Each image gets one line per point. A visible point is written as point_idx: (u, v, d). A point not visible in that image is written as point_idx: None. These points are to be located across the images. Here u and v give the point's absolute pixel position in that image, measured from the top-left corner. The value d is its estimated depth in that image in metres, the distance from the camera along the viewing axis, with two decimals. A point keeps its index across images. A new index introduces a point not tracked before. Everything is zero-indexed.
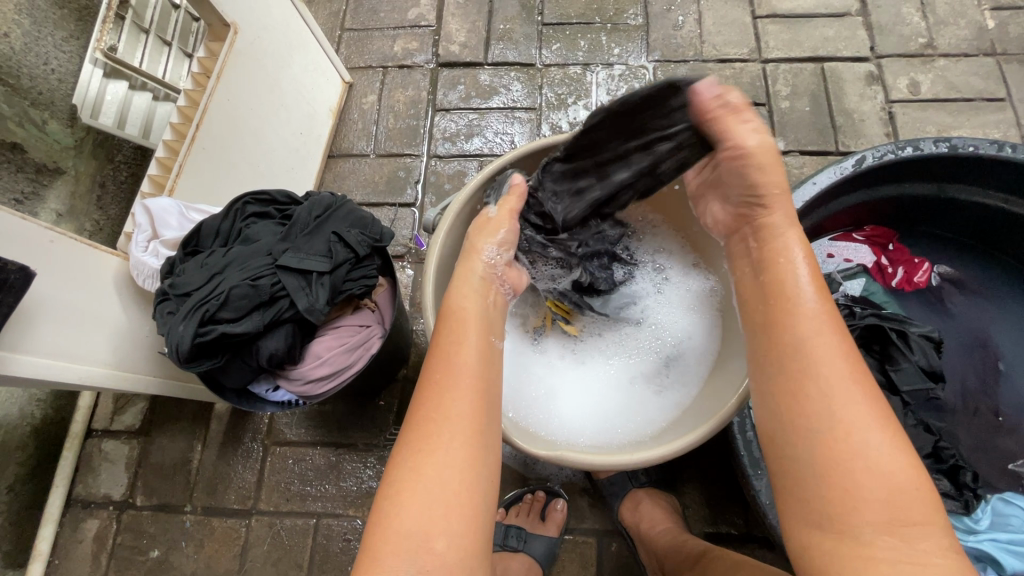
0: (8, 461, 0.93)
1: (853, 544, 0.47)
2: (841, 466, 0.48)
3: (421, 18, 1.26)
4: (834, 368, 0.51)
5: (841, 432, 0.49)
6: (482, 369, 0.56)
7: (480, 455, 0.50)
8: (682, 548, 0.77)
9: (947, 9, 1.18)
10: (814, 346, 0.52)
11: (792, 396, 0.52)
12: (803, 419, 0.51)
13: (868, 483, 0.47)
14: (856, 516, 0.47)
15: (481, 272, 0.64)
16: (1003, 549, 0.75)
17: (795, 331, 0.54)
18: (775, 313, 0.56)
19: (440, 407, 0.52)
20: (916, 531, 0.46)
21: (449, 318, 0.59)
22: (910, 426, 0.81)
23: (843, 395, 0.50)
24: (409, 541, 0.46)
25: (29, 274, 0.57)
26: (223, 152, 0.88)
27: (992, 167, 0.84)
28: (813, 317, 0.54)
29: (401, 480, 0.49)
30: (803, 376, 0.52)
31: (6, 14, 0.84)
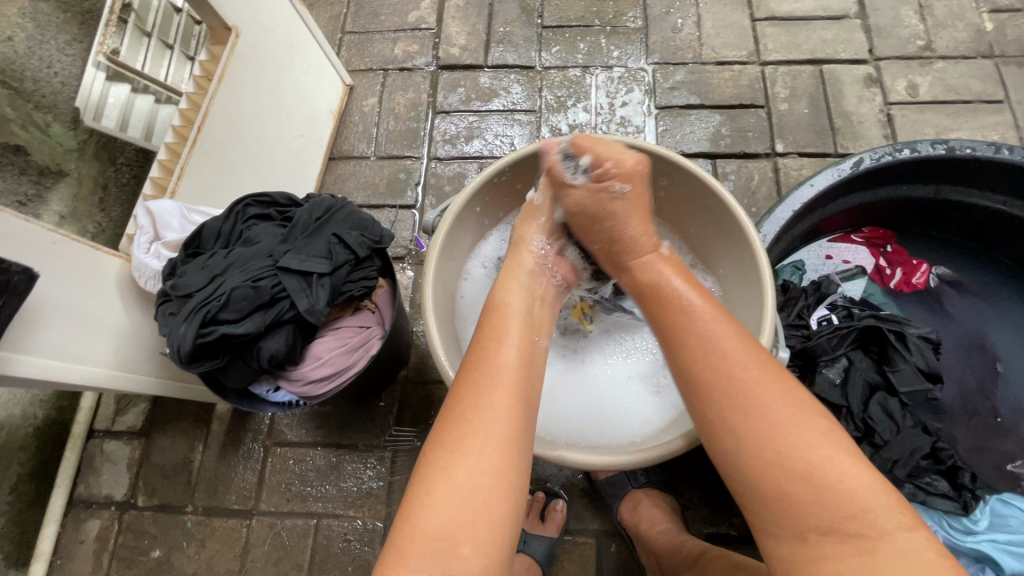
0: (10, 461, 0.93)
1: (802, 547, 0.47)
2: (773, 472, 0.48)
3: (421, 21, 1.27)
4: (744, 372, 0.52)
5: (759, 440, 0.49)
6: (524, 369, 0.55)
7: (513, 460, 0.49)
8: (682, 549, 0.78)
9: (946, 12, 1.18)
10: (712, 356, 0.53)
11: (708, 410, 0.52)
12: (726, 433, 0.51)
13: (802, 484, 0.47)
14: (799, 518, 0.47)
15: (529, 267, 0.66)
16: (1001, 550, 0.75)
17: (686, 349, 0.55)
18: (667, 335, 0.57)
19: (478, 407, 0.50)
20: (863, 524, 0.45)
21: (494, 314, 0.59)
22: (908, 427, 0.80)
23: (753, 402, 0.50)
24: (434, 544, 0.45)
25: (32, 275, 0.57)
26: (225, 154, 0.89)
27: (989, 169, 0.84)
28: (695, 332, 0.55)
29: (431, 480, 0.48)
30: (713, 390, 0.52)
31: (10, 18, 0.85)
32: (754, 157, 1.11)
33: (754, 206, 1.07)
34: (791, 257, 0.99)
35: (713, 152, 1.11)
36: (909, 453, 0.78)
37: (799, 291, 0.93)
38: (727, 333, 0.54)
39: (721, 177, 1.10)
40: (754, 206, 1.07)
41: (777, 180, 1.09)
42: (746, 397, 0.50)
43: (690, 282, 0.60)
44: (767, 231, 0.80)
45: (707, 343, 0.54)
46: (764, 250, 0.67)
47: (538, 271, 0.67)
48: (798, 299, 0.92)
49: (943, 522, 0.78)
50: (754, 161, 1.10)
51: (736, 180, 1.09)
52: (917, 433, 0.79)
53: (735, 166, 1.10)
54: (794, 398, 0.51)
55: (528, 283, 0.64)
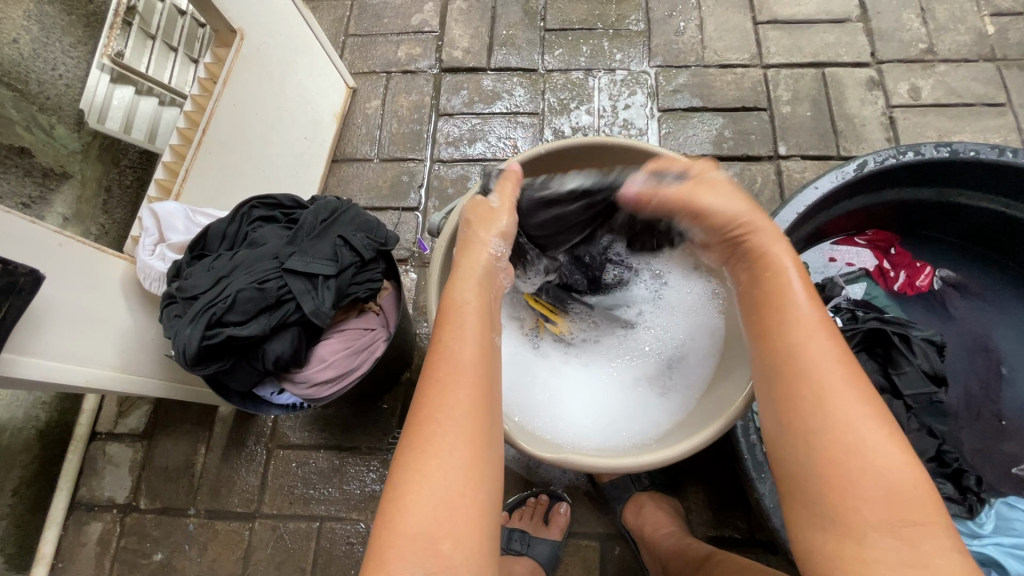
0: (13, 464, 0.93)
1: (854, 546, 0.46)
2: (842, 470, 0.48)
3: (424, 24, 1.27)
4: (838, 365, 0.52)
5: (839, 432, 0.49)
6: (484, 362, 0.54)
7: (482, 456, 0.49)
8: (686, 553, 0.77)
9: (948, 15, 1.19)
10: (811, 347, 0.53)
11: (789, 399, 0.52)
12: (804, 423, 0.51)
13: (871, 485, 0.46)
14: (860, 518, 0.46)
15: (483, 267, 0.63)
16: (1008, 554, 0.75)
17: (793, 334, 0.54)
18: (773, 319, 0.56)
19: (444, 403, 0.50)
20: (922, 533, 0.45)
21: (450, 310, 0.58)
22: (913, 431, 0.81)
23: (841, 394, 0.50)
24: (416, 545, 0.45)
25: (38, 277, 0.57)
26: (229, 157, 0.89)
27: (993, 172, 0.85)
28: (805, 317, 0.54)
29: (404, 482, 0.47)
30: (802, 379, 0.52)
31: (15, 20, 0.85)
32: (757, 160, 1.11)
33: None
34: None
35: (716, 155, 1.12)
36: (915, 456, 0.79)
37: None
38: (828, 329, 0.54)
39: None
40: None
41: (780, 183, 1.09)
42: (830, 392, 0.50)
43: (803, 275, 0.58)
44: None
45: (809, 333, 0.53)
46: None
47: (492, 270, 0.64)
48: None
49: None
50: (757, 163, 1.11)
51: (739, 183, 1.09)
52: (922, 436, 0.80)
53: (738, 169, 1.10)
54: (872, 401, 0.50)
55: (481, 280, 0.62)
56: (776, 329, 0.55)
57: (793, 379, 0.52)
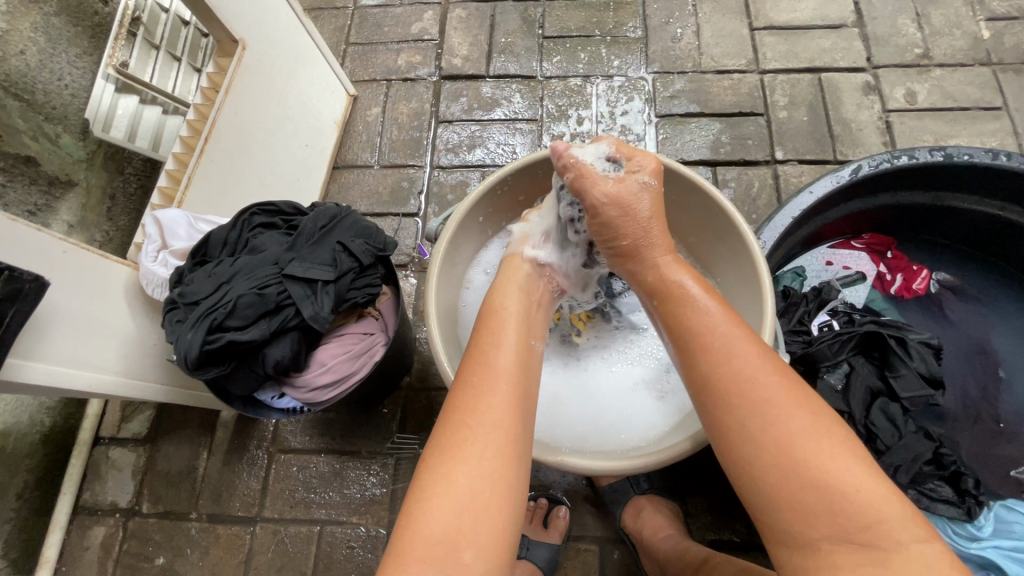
0: (17, 468, 0.94)
1: (816, 557, 0.46)
2: (786, 486, 0.47)
3: (424, 33, 1.28)
4: (755, 381, 0.50)
5: (769, 451, 0.48)
6: (522, 372, 0.55)
7: (513, 461, 0.49)
8: (685, 555, 0.78)
9: (943, 20, 1.19)
10: (734, 363, 0.51)
11: (720, 417, 0.51)
12: (742, 447, 0.49)
13: (812, 496, 0.46)
14: (815, 529, 0.46)
15: (525, 272, 0.67)
16: (1007, 556, 0.75)
17: (709, 360, 0.53)
18: (688, 340, 0.55)
19: (478, 410, 0.51)
20: (877, 536, 0.45)
21: (494, 317, 0.60)
22: (910, 433, 0.80)
23: (764, 412, 0.49)
24: (437, 550, 0.45)
25: (43, 283, 0.59)
26: (231, 165, 0.90)
27: (988, 175, 0.85)
28: (717, 336, 0.53)
29: (430, 485, 0.48)
30: (726, 400, 0.51)
31: (22, 33, 0.87)
32: (755, 165, 1.12)
33: (754, 212, 1.08)
34: (792, 263, 1.01)
35: (713, 160, 1.12)
36: (911, 458, 0.78)
37: (800, 297, 0.94)
38: (750, 339, 0.53)
39: (721, 184, 1.11)
40: (755, 212, 1.08)
41: (777, 187, 1.10)
42: (760, 405, 0.49)
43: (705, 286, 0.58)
44: (767, 238, 0.80)
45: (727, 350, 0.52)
46: (762, 256, 0.68)
47: (534, 279, 0.68)
48: (798, 305, 0.93)
49: (947, 529, 0.79)
50: (754, 168, 1.11)
51: (736, 187, 1.10)
52: (919, 439, 0.79)
53: (736, 174, 1.11)
54: (806, 406, 0.50)
55: (525, 288, 0.65)
56: (692, 350, 0.54)
57: (721, 401, 0.51)
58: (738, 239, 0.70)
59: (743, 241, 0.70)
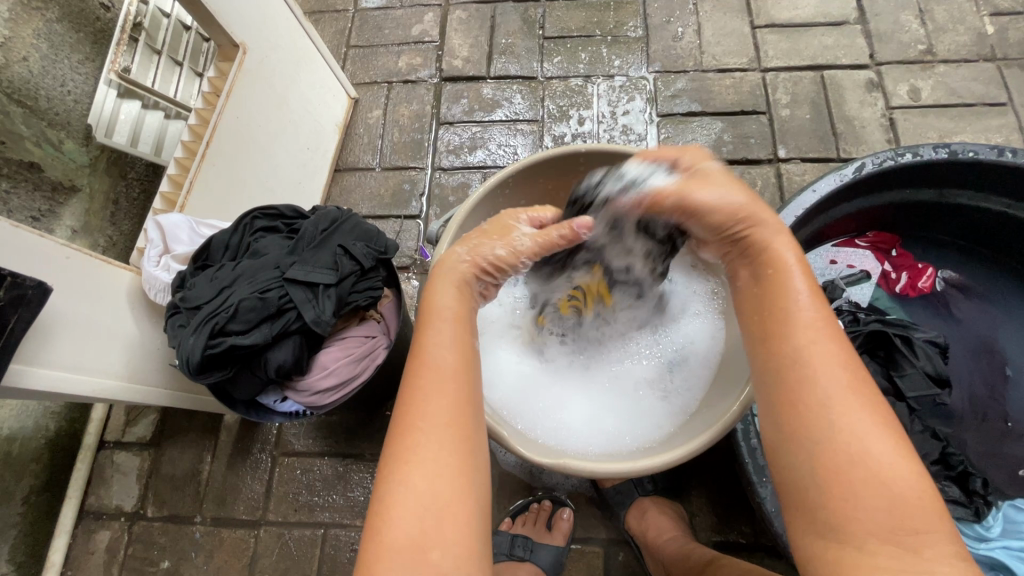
0: (23, 473, 0.95)
1: (854, 552, 0.46)
2: (843, 475, 0.47)
3: (425, 35, 1.28)
4: (834, 369, 0.51)
5: (838, 440, 0.48)
6: (462, 370, 0.54)
7: (464, 466, 0.49)
8: (690, 557, 0.77)
9: (947, 16, 1.19)
10: (814, 351, 0.52)
11: (794, 399, 0.51)
12: (808, 430, 0.50)
13: (869, 489, 0.46)
14: (861, 526, 0.46)
15: (463, 274, 0.61)
16: (1016, 557, 0.75)
17: (797, 342, 0.53)
18: (774, 324, 0.55)
19: (423, 414, 0.50)
20: (921, 542, 0.45)
21: (429, 316, 0.57)
22: (917, 433, 0.80)
23: (843, 399, 0.50)
24: (402, 558, 0.44)
25: (46, 290, 0.59)
26: (232, 169, 0.90)
27: (993, 172, 0.84)
28: (807, 323, 0.53)
29: (388, 493, 0.47)
30: (803, 384, 0.51)
31: (25, 39, 0.87)
32: (757, 163, 1.11)
33: None
34: None
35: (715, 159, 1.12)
36: (919, 459, 0.78)
37: None
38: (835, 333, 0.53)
39: None
40: None
41: (780, 186, 1.09)
42: (838, 397, 0.50)
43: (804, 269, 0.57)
44: None
45: (812, 336, 0.53)
46: None
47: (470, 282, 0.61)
48: None
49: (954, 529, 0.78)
50: (757, 167, 1.11)
51: None
52: (926, 439, 0.79)
53: (738, 173, 1.11)
54: (878, 408, 0.50)
55: (463, 287, 0.60)
56: (778, 335, 0.54)
57: (799, 387, 0.52)
58: None
59: None
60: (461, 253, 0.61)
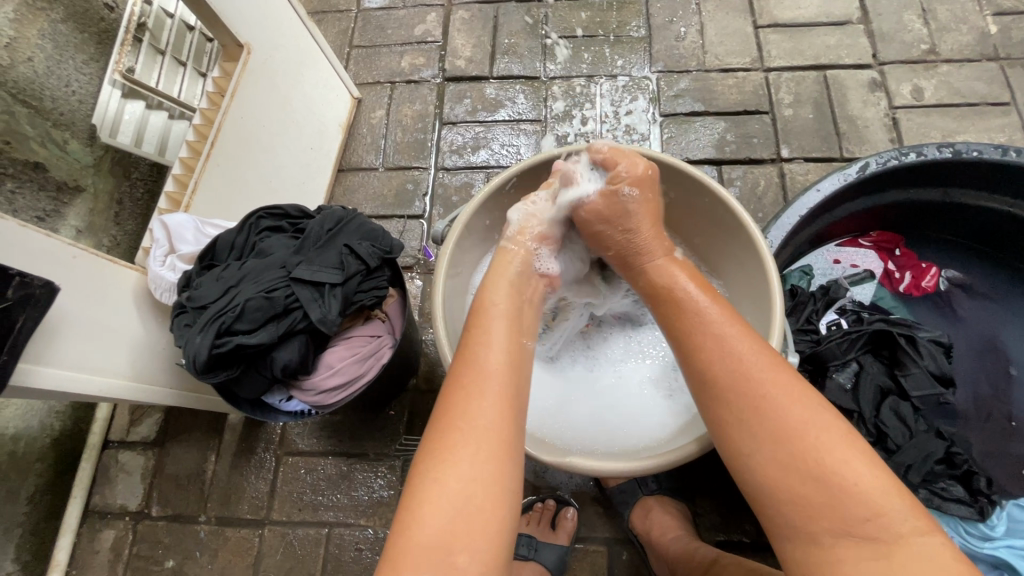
0: (29, 473, 0.95)
1: (817, 549, 0.46)
2: (784, 478, 0.48)
3: (428, 35, 1.29)
4: (752, 372, 0.52)
5: (769, 444, 0.49)
6: (511, 372, 0.54)
7: (501, 468, 0.49)
8: (694, 556, 0.77)
9: (949, 15, 1.19)
10: (728, 359, 0.54)
11: (720, 414, 0.53)
12: (739, 439, 0.51)
13: (810, 485, 0.47)
14: (814, 523, 0.47)
15: (518, 268, 0.67)
16: (1020, 556, 0.75)
17: (708, 357, 0.55)
18: (688, 342, 0.57)
19: (465, 413, 0.50)
20: (877, 529, 0.45)
21: (479, 313, 0.60)
22: (922, 432, 0.79)
23: (764, 401, 0.51)
24: (433, 558, 0.44)
25: (53, 289, 0.59)
26: (237, 169, 0.90)
27: (997, 171, 0.84)
28: (715, 334, 0.56)
29: (423, 490, 0.47)
30: (722, 397, 0.53)
31: (29, 39, 0.87)
32: (760, 163, 1.11)
33: (761, 211, 1.08)
34: (799, 262, 1.00)
35: (718, 159, 1.12)
36: (923, 458, 0.77)
37: (808, 296, 0.93)
38: (745, 335, 0.55)
39: (727, 183, 1.10)
40: (761, 211, 1.08)
41: (783, 186, 1.09)
42: (759, 401, 0.51)
43: (700, 284, 0.62)
44: (774, 237, 0.80)
45: (722, 346, 0.54)
46: (771, 256, 0.67)
47: (527, 276, 0.67)
48: (806, 305, 0.92)
49: (958, 529, 0.78)
50: (760, 166, 1.11)
51: (742, 186, 1.10)
52: (931, 438, 0.78)
53: (741, 172, 1.11)
54: (806, 400, 0.50)
55: (515, 281, 0.65)
56: (693, 352, 0.56)
57: (722, 400, 0.53)
58: (747, 241, 0.70)
59: (750, 241, 0.69)
60: (513, 248, 0.69)
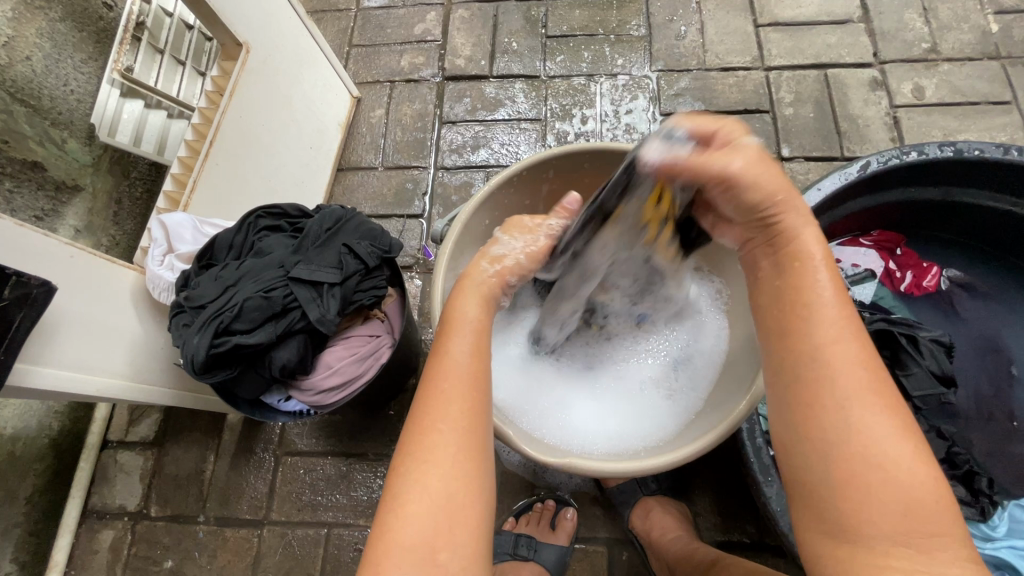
0: (27, 473, 0.95)
1: (868, 553, 0.43)
2: (858, 476, 0.44)
3: (427, 34, 1.28)
4: (853, 366, 0.47)
5: (855, 441, 0.45)
6: (484, 376, 0.54)
7: (478, 471, 0.48)
8: (695, 557, 0.76)
9: (951, 14, 1.18)
10: (836, 347, 0.48)
11: (814, 398, 0.47)
12: (822, 429, 0.46)
13: (887, 490, 0.43)
14: (872, 527, 0.43)
15: (486, 283, 0.62)
16: (1021, 557, 0.74)
17: (816, 337, 0.48)
18: (800, 313, 0.50)
19: (440, 414, 0.50)
20: (935, 545, 0.42)
21: (451, 323, 0.57)
22: (923, 432, 0.80)
23: (862, 397, 0.46)
24: (413, 557, 0.44)
25: (50, 289, 0.58)
26: (236, 169, 0.90)
27: (999, 170, 0.84)
28: (830, 314, 0.49)
29: (400, 491, 0.47)
30: (823, 380, 0.47)
31: (28, 38, 0.87)
32: None
33: None
34: None
35: None
36: None
37: None
38: (856, 329, 0.49)
39: None
40: None
41: None
42: (855, 397, 0.46)
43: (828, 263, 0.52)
44: None
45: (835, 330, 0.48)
46: None
47: (497, 289, 0.63)
48: None
49: None
50: None
51: None
52: (931, 437, 0.80)
53: None
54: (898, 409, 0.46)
55: (484, 294, 0.61)
56: (800, 326, 0.50)
57: (820, 384, 0.47)
58: None
59: None
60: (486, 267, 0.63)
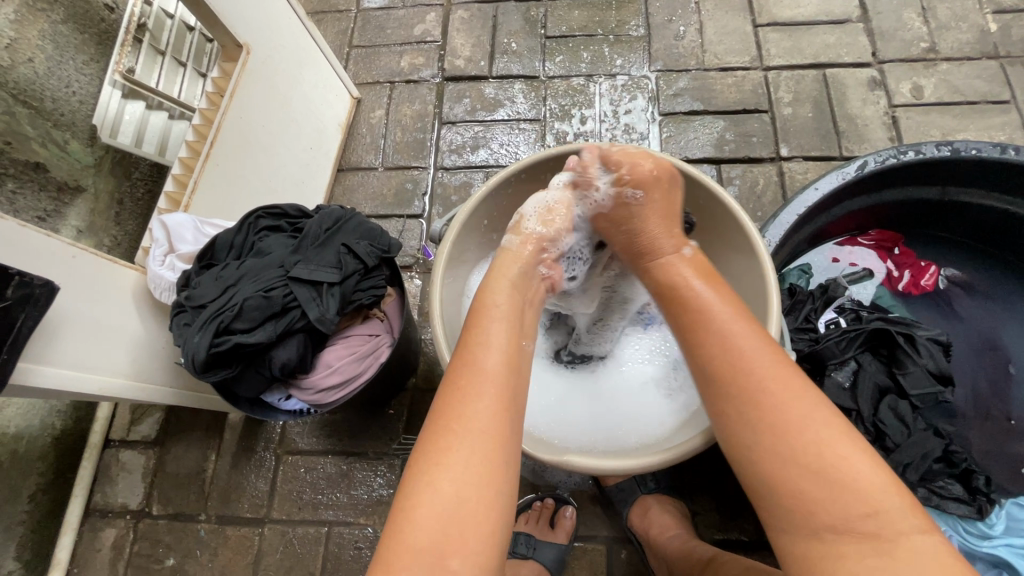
0: (30, 472, 0.95)
1: (817, 543, 0.46)
2: (790, 474, 0.47)
3: (427, 34, 1.29)
4: (758, 366, 0.51)
5: (773, 437, 0.48)
6: (508, 374, 0.54)
7: (496, 468, 0.49)
8: (694, 554, 0.77)
9: (949, 13, 1.18)
10: (733, 352, 0.52)
11: (723, 407, 0.52)
12: (740, 433, 0.50)
13: (814, 482, 0.46)
14: (814, 519, 0.46)
15: (519, 270, 0.63)
16: (1018, 554, 0.76)
17: (712, 348, 0.54)
18: (690, 331, 0.56)
19: (461, 415, 0.50)
20: (880, 525, 0.45)
21: (479, 314, 0.58)
22: (919, 430, 0.79)
23: (768, 393, 0.50)
24: (423, 560, 0.45)
25: (53, 288, 0.59)
26: (236, 169, 0.91)
27: (995, 169, 0.84)
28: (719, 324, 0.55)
29: (414, 493, 0.47)
30: (727, 388, 0.52)
31: (30, 40, 0.88)
32: (759, 162, 1.11)
33: (760, 210, 1.08)
34: (798, 261, 1.00)
35: (717, 158, 1.12)
36: (922, 456, 0.77)
37: (806, 294, 0.93)
38: (753, 330, 0.54)
39: (726, 182, 1.10)
40: (760, 210, 1.08)
41: (782, 185, 1.09)
42: (764, 395, 0.50)
43: (707, 284, 0.59)
44: (771, 237, 0.80)
45: (726, 337, 0.53)
46: (768, 253, 0.67)
47: (529, 273, 0.64)
48: (805, 303, 0.92)
49: (958, 528, 0.78)
50: (759, 165, 1.11)
51: (741, 185, 1.10)
52: (929, 436, 0.78)
53: (740, 171, 1.11)
54: (811, 396, 0.50)
55: (516, 282, 0.63)
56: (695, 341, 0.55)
57: (730, 392, 0.52)
58: (743, 238, 0.69)
59: (745, 238, 0.69)
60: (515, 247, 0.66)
